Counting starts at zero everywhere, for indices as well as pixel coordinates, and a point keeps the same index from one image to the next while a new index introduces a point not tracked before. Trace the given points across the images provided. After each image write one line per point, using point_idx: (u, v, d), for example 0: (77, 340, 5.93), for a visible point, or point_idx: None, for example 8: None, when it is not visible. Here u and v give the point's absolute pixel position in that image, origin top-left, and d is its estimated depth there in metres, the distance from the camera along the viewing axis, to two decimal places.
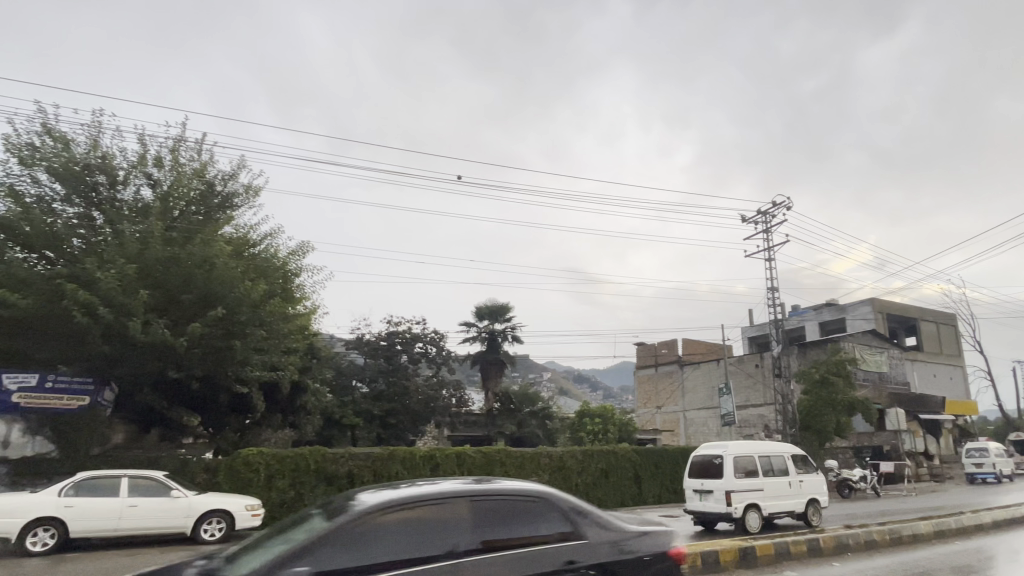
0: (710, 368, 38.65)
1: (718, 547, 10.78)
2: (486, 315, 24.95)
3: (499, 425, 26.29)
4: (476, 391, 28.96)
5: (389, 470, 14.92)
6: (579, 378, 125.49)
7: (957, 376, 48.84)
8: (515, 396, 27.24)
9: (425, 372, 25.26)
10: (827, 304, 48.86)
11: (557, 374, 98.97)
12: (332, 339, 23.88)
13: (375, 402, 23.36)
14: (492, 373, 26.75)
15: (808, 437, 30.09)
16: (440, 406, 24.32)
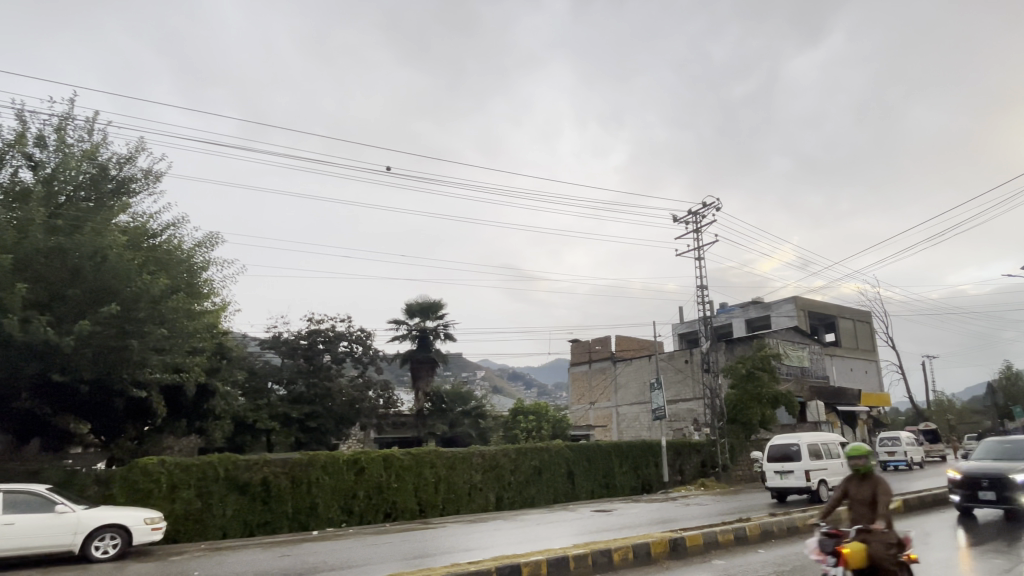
0: (642, 364, 39.05)
1: (649, 540, 10.59)
2: (417, 311, 24.24)
3: (429, 426, 25.61)
4: (406, 392, 28.13)
5: (310, 476, 14.14)
6: (512, 377, 125.34)
7: (872, 370, 51.31)
8: (446, 396, 26.50)
9: (350, 372, 24.41)
10: (754, 302, 50.39)
11: (490, 374, 98.69)
12: (246, 338, 22.62)
13: (293, 404, 22.30)
14: (424, 372, 25.62)
15: (734, 430, 30.86)
16: (366, 408, 23.50)
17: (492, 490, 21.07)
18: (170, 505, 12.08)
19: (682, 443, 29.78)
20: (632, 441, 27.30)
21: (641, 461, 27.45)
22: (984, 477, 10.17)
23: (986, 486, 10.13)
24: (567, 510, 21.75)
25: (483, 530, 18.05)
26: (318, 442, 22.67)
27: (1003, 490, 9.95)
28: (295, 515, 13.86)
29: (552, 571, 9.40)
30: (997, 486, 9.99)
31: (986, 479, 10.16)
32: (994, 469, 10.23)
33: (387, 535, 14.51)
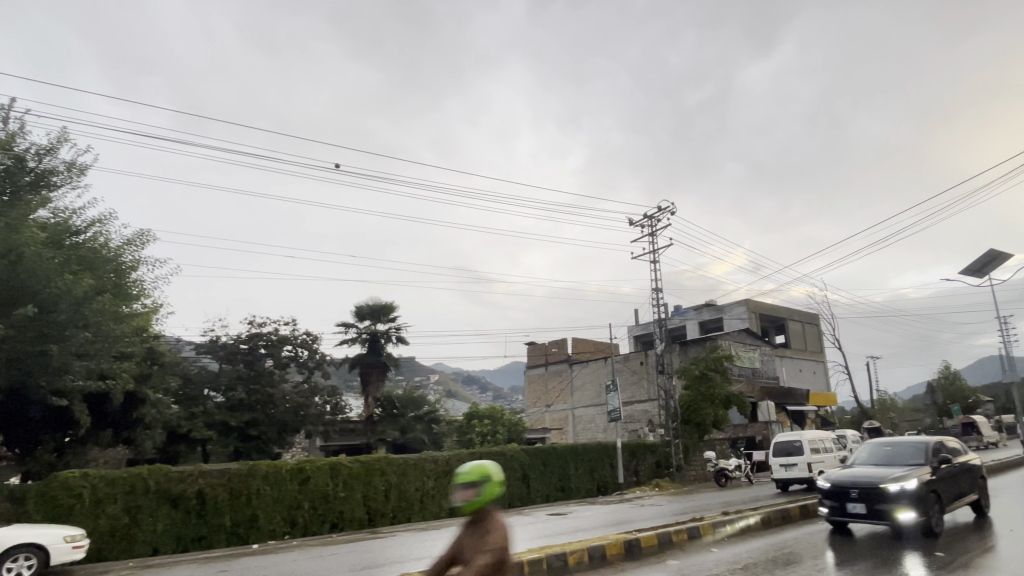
0: (598, 367, 39.13)
1: (604, 542, 10.39)
2: (367, 314, 23.62)
3: (379, 432, 24.94)
4: (355, 397, 27.45)
5: (249, 487, 13.49)
6: (468, 380, 124.36)
7: (820, 371, 52.65)
8: (398, 401, 25.91)
9: (295, 377, 23.66)
10: (706, 305, 51.10)
11: (443, 378, 97.66)
12: (180, 342, 21.63)
13: (231, 412, 21.43)
14: (374, 378, 25.16)
15: (688, 430, 31.09)
16: (311, 414, 22.87)
17: (446, 497, 20.62)
18: (93, 522, 11.32)
19: (637, 444, 29.86)
20: (588, 444, 27.16)
21: (597, 464, 27.37)
22: (854, 488, 9.22)
23: (856, 498, 9.16)
24: (521, 514, 21.44)
25: (435, 538, 17.57)
26: (259, 451, 21.85)
27: (873, 503, 9.00)
28: (233, 528, 13.19)
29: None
30: (867, 497, 9.04)
31: (856, 490, 9.21)
32: (866, 479, 9.30)
33: (333, 546, 13.95)
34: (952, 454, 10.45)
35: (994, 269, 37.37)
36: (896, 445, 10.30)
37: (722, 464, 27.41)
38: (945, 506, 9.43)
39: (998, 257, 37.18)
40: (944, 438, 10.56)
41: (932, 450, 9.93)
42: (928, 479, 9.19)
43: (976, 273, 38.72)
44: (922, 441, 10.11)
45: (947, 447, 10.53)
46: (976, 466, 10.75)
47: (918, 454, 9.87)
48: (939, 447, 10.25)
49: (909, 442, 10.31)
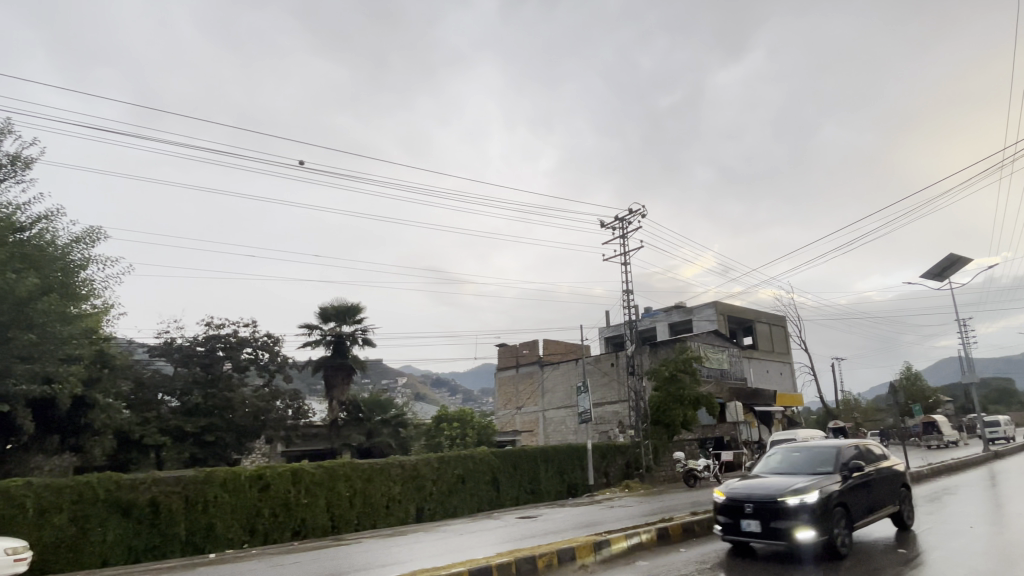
0: (568, 368, 39.07)
1: (573, 544, 10.20)
2: (333, 315, 23.17)
3: (343, 435, 24.45)
4: (319, 401, 26.94)
5: (206, 495, 13.11)
6: (436, 383, 123.26)
7: (786, 371, 53.44)
8: (364, 405, 25.41)
9: (255, 381, 23.19)
10: (676, 307, 51.54)
11: (408, 380, 96.55)
12: (132, 344, 20.95)
13: (187, 417, 20.83)
14: (339, 381, 24.58)
15: (657, 431, 31.19)
16: (272, 419, 22.54)
17: (413, 501, 20.26)
18: (39, 533, 10.78)
19: (607, 446, 29.83)
20: (558, 446, 27.05)
21: (567, 466, 27.29)
22: (749, 501, 8.20)
23: (751, 514, 8.14)
24: (490, 518, 21.19)
25: (402, 544, 17.20)
26: (216, 458, 21.29)
27: (768, 520, 7.98)
28: (188, 537, 12.80)
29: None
30: (761, 514, 8.01)
31: (750, 504, 8.20)
32: (763, 491, 8.30)
33: (296, 555, 13.55)
34: (870, 460, 9.64)
35: (954, 273, 38.29)
36: (806, 450, 9.41)
37: (691, 464, 27.56)
38: (855, 520, 8.50)
39: (958, 262, 38.12)
40: (860, 442, 9.71)
41: (843, 455, 9.05)
42: (835, 491, 8.25)
43: (937, 276, 39.67)
44: (833, 446, 9.23)
45: (864, 451, 9.69)
46: (896, 473, 9.93)
47: (828, 460, 8.98)
48: (854, 452, 9.40)
49: (819, 447, 9.39)
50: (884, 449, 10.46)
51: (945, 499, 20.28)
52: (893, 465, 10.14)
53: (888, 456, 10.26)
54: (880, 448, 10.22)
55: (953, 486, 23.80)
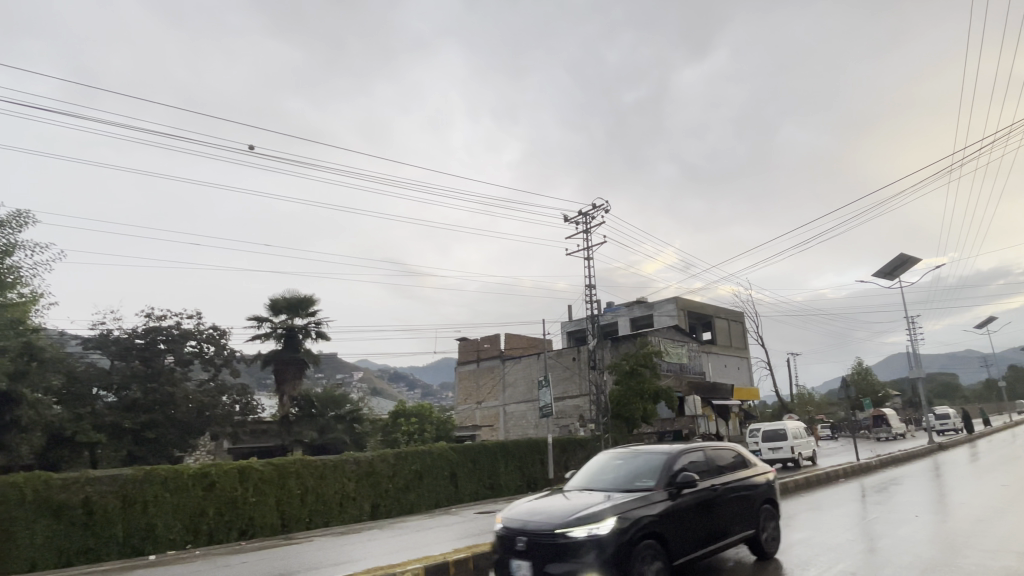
0: (530, 362, 38.94)
1: None
2: (283, 308, 22.51)
3: (295, 433, 23.77)
4: (269, 396, 26.23)
5: (144, 494, 12.54)
6: (392, 378, 122.02)
7: (744, 366, 54.35)
8: (317, 400, 24.68)
9: (200, 375, 22.54)
10: (637, 302, 51.94)
11: (364, 373, 95.47)
12: (64, 337, 20.00)
13: (125, 413, 20.06)
14: (289, 376, 24.08)
15: (617, 425, 31.42)
16: (217, 415, 21.91)
17: (367, 499, 19.83)
18: None
19: (567, 440, 29.78)
20: (518, 440, 26.95)
21: (527, 460, 27.15)
22: (521, 534, 5.77)
23: (522, 551, 5.73)
24: (448, 514, 20.91)
25: (356, 542, 16.82)
26: (157, 455, 20.48)
27: (544, 562, 5.56)
28: (127, 539, 12.19)
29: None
30: (535, 552, 5.59)
31: (525, 538, 5.78)
32: (543, 518, 5.88)
33: (241, 555, 12.99)
34: (721, 467, 7.53)
35: (904, 272, 39.39)
36: (633, 458, 7.23)
37: None
38: (682, 556, 6.24)
39: (908, 261, 39.23)
40: (706, 444, 7.61)
41: (675, 464, 6.87)
42: (648, 516, 5.96)
43: (889, 275, 40.68)
44: (665, 451, 7.05)
45: (713, 455, 7.59)
46: (756, 484, 7.84)
47: (655, 469, 6.78)
48: (696, 457, 7.28)
49: (648, 455, 7.14)
50: (746, 451, 8.39)
51: (892, 490, 20.76)
52: (754, 473, 8.06)
53: (750, 461, 8.21)
54: (739, 452, 8.15)
55: (899, 476, 24.49)
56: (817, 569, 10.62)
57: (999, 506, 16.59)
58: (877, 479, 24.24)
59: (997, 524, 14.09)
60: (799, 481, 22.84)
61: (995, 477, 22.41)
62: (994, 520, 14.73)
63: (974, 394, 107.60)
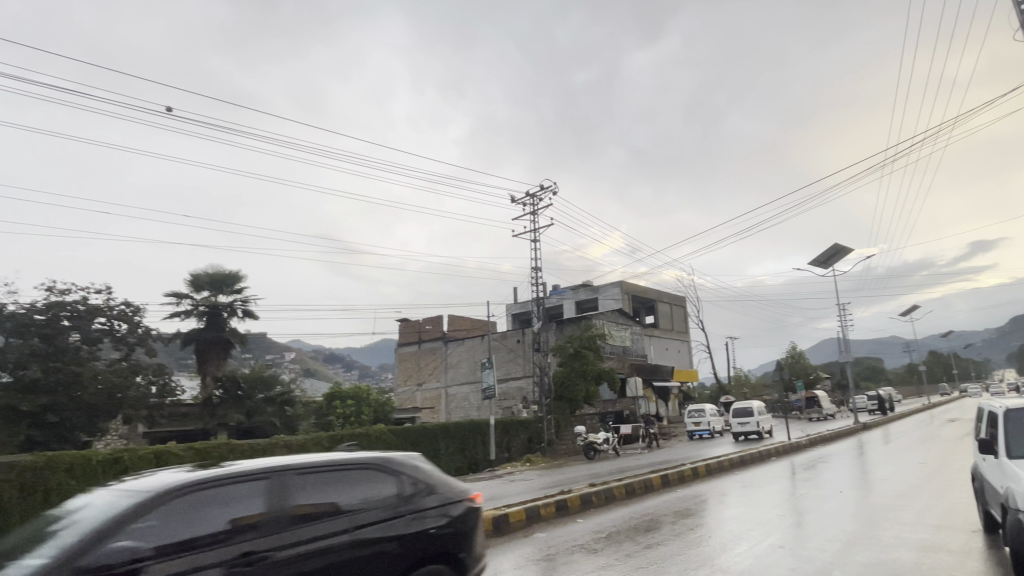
0: (473, 344, 38.56)
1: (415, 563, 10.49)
2: (206, 284, 21.39)
3: (219, 416, 22.78)
4: (189, 377, 25.25)
5: (43, 483, 11.64)
6: (327, 359, 119.37)
7: (684, 349, 55.50)
8: (244, 381, 23.74)
9: (110, 355, 21.33)
10: (583, 285, 52.20)
11: (297, 354, 93.07)
12: None
13: (24, 395, 18.66)
14: (213, 356, 23.27)
15: (560, 406, 31.54)
16: (131, 397, 20.84)
17: None
18: None
19: (510, 421, 29.56)
20: (460, 421, 26.62)
21: (468, 442, 26.84)
22: None
23: None
24: None
25: None
26: (61, 440, 19.24)
27: None
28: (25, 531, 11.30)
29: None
30: None
31: None
32: None
33: None
34: (310, 515, 4.01)
35: (838, 261, 40.69)
36: (113, 494, 3.83)
37: (592, 438, 28.88)
38: None
39: (842, 250, 40.57)
40: (285, 466, 4.09)
41: (128, 523, 3.46)
42: None
43: (823, 264, 42.01)
44: (143, 495, 3.61)
45: (298, 489, 4.06)
46: (407, 535, 4.29)
47: (72, 539, 3.39)
48: (228, 498, 3.81)
49: (126, 495, 3.70)
50: (423, 467, 4.83)
51: (818, 467, 21.47)
52: (420, 510, 4.54)
53: (421, 484, 4.66)
54: (393, 468, 4.61)
55: (825, 455, 25.24)
56: (743, 545, 10.52)
57: (919, 482, 17.16)
58: (806, 458, 25.00)
59: (914, 499, 14.54)
60: (733, 461, 23.30)
61: (915, 455, 23.48)
62: (911, 495, 15.19)
63: (898, 376, 113.69)
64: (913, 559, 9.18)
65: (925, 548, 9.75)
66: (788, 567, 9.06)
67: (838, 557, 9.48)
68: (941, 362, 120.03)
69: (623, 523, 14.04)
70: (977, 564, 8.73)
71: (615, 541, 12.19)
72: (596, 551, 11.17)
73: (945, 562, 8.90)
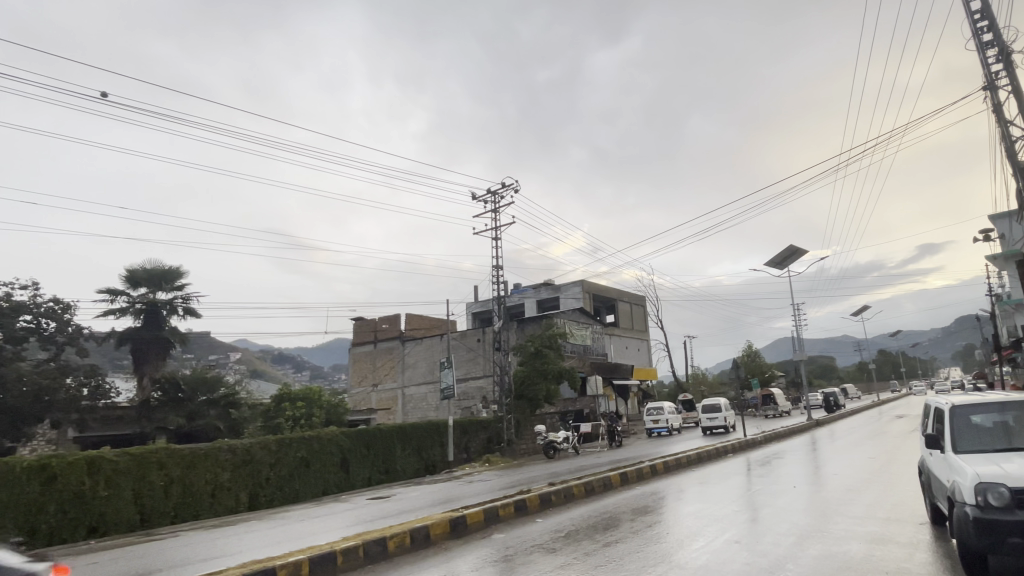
0: (431, 344, 37.91)
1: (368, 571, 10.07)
2: (143, 280, 20.33)
3: (158, 420, 21.72)
4: (125, 380, 24.38)
5: None
6: (276, 358, 116.14)
7: (644, 348, 55.77)
8: (185, 383, 22.29)
9: (37, 355, 20.58)
10: (545, 284, 52.03)
11: (245, 354, 90.34)
12: None
13: None
14: (151, 357, 22.74)
15: (520, 405, 31.15)
16: (61, 398, 19.88)
17: (245, 489, 18.35)
18: None
19: (469, 421, 29.00)
20: (417, 422, 25.98)
21: (426, 442, 26.26)
22: None
23: None
24: (339, 501, 20.07)
25: (229, 536, 15.53)
26: None
27: None
28: None
29: (315, 568, 10.17)
30: None
31: None
32: None
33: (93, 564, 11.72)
34: None
35: (794, 263, 41.31)
36: None
37: (552, 437, 28.58)
38: None
39: (798, 252, 41.23)
40: None
41: None
42: None
43: (779, 265, 42.64)
44: None
45: None
46: None
47: None
48: None
49: None
50: None
51: (773, 463, 21.61)
52: None
53: None
54: None
55: (781, 451, 25.46)
56: (700, 541, 10.27)
57: (868, 477, 17.29)
58: (761, 454, 25.15)
59: (864, 493, 14.59)
60: (690, 457, 23.30)
61: (865, 450, 23.82)
62: (861, 489, 15.24)
63: (848, 374, 116.73)
64: (862, 550, 9.05)
65: (874, 540, 9.64)
66: (743, 562, 8.81)
67: (791, 550, 9.28)
68: (890, 361, 124.05)
69: (582, 521, 13.73)
70: (923, 555, 8.60)
71: (574, 539, 11.84)
72: (555, 550, 10.81)
73: (894, 554, 8.77)
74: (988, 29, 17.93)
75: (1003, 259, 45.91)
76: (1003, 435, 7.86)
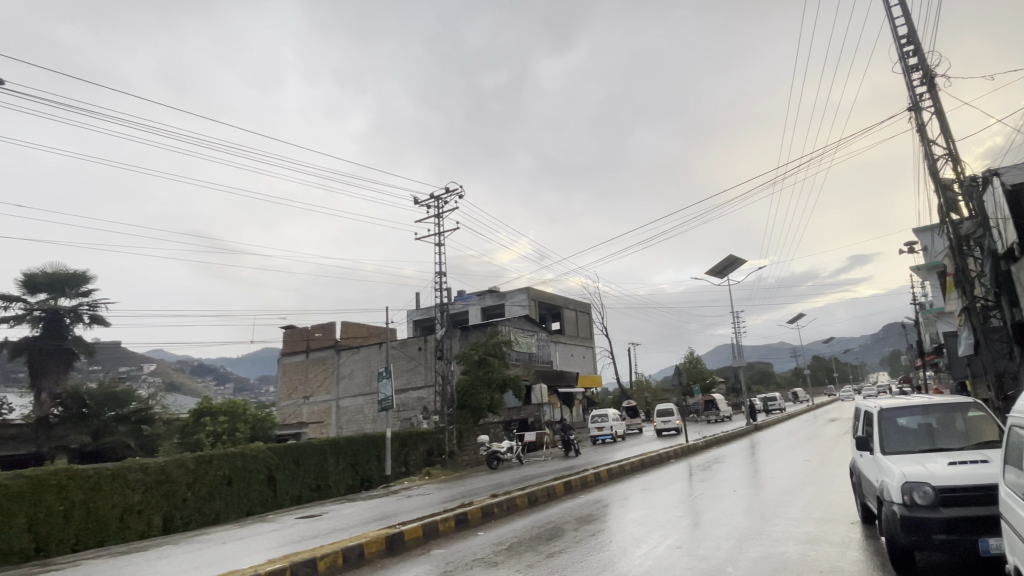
0: (370, 352, 36.77)
1: None
2: (45, 286, 18.76)
3: (60, 438, 20.09)
4: (19, 394, 23.01)
5: None
6: (200, 369, 110.92)
7: (589, 355, 55.75)
8: (90, 397, 20.91)
9: None
10: (489, 292, 51.45)
11: (166, 365, 85.85)
12: None
13: None
14: (51, 369, 21.57)
15: (463, 415, 30.35)
16: None
17: (158, 511, 16.99)
18: None
19: (409, 433, 27.97)
20: (352, 435, 24.86)
21: (362, 456, 25.17)
22: None
23: None
24: (265, 521, 18.87)
25: (137, 564, 14.21)
26: None
27: None
28: None
29: None
30: None
31: None
32: None
33: None
34: None
35: (733, 272, 42.05)
36: None
37: (495, 448, 27.86)
38: None
39: (736, 261, 41.95)
40: None
41: None
42: None
43: (720, 274, 43.29)
44: None
45: None
46: None
47: None
48: None
49: None
50: None
51: (714, 468, 21.54)
52: None
53: None
54: None
55: (720, 456, 25.47)
56: (642, 548, 9.76)
57: (803, 479, 17.30)
58: (703, 459, 25.10)
59: (802, 495, 14.48)
60: (633, 464, 22.98)
61: (799, 453, 24.02)
62: (798, 492, 15.15)
63: (784, 379, 120.26)
64: (798, 551, 8.68)
65: (811, 540, 9.34)
66: (684, 567, 8.34)
67: (731, 553, 8.89)
68: (822, 367, 128.78)
69: (524, 533, 13.10)
70: (856, 553, 8.27)
71: (515, 552, 11.19)
72: (496, 563, 10.13)
73: (829, 553, 8.44)
74: (913, 50, 18.36)
75: (926, 270, 48.03)
76: (928, 436, 7.62)
